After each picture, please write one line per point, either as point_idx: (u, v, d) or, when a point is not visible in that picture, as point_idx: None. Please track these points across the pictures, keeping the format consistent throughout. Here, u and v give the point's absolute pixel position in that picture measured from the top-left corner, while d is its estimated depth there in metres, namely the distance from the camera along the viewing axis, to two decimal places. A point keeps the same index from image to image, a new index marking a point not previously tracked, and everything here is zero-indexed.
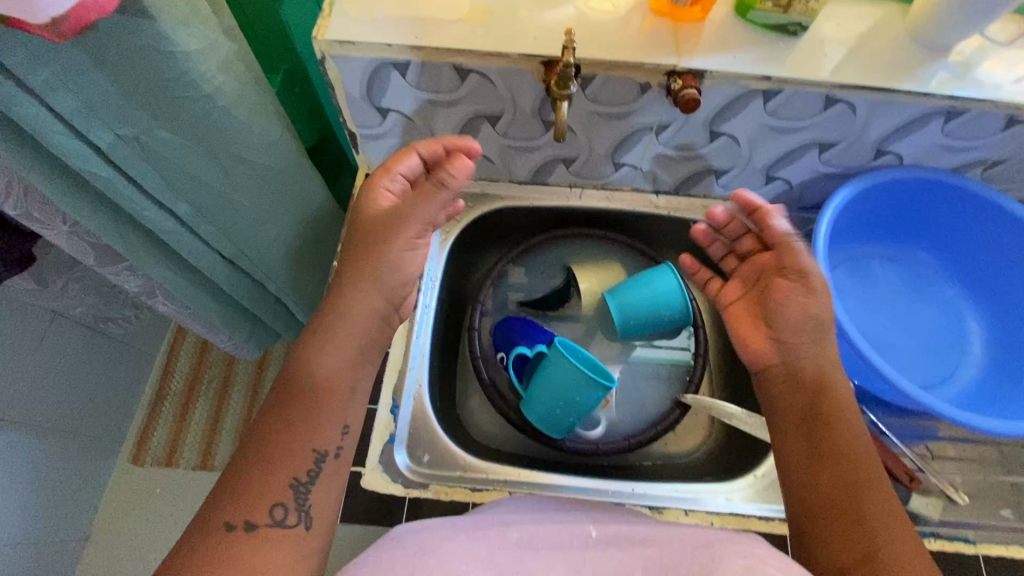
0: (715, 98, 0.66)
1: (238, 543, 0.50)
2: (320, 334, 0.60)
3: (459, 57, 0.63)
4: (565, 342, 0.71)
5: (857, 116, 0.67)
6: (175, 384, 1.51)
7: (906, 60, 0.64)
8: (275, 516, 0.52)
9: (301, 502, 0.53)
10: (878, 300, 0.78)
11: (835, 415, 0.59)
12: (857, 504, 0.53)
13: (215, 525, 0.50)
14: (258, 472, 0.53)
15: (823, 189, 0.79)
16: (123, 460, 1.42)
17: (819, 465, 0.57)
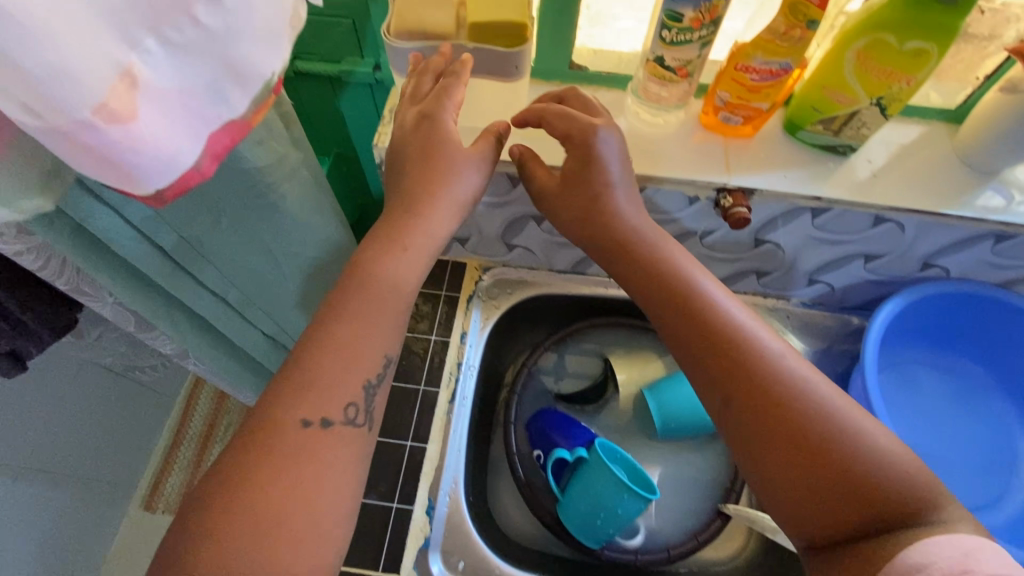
0: (766, 211, 0.66)
1: (308, 439, 0.49)
2: (387, 232, 0.55)
3: (513, 167, 0.65)
4: (605, 442, 0.71)
5: (905, 235, 0.67)
6: (192, 429, 1.51)
7: (954, 183, 0.65)
8: (346, 416, 0.51)
9: (368, 404, 0.52)
10: (924, 410, 0.76)
11: (751, 386, 0.50)
12: (839, 484, 0.46)
13: (291, 419, 0.49)
14: (334, 369, 0.51)
15: (865, 293, 0.78)
16: (134, 507, 1.41)
17: (778, 452, 0.48)
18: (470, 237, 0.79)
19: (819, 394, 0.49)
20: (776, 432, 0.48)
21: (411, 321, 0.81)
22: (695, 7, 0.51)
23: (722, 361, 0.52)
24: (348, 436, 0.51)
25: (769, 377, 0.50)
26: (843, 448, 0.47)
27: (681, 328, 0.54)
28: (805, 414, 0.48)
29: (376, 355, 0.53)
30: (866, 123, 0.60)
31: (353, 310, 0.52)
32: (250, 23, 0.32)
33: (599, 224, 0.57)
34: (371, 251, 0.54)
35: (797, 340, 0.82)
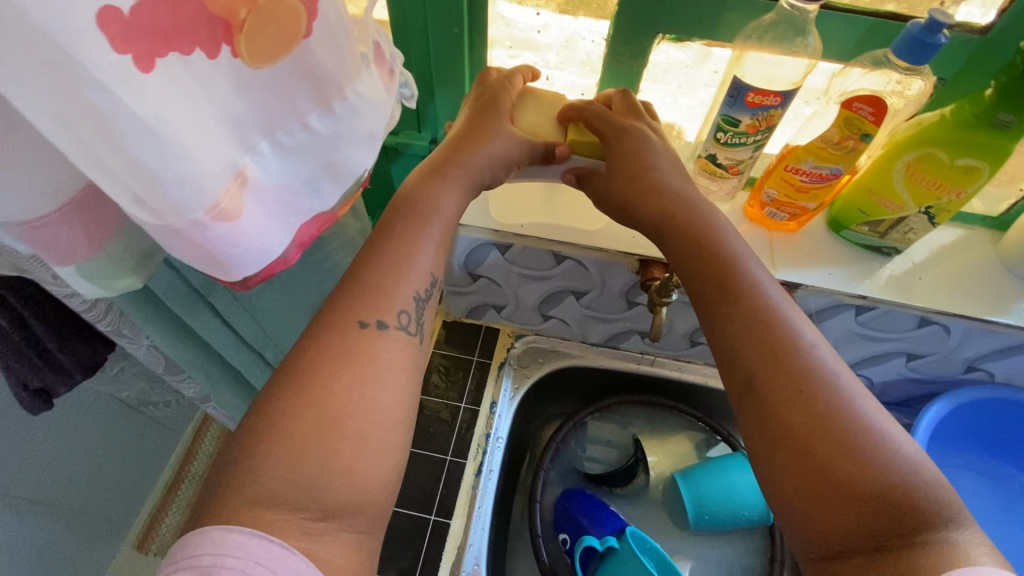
0: (809, 305, 0.66)
1: (361, 345, 0.43)
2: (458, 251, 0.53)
3: (559, 247, 0.66)
4: (635, 530, 0.70)
5: (950, 337, 0.66)
6: (196, 467, 1.49)
7: (999, 289, 0.65)
8: (397, 322, 0.45)
9: (420, 317, 0.47)
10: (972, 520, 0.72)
11: (794, 361, 0.44)
12: (856, 484, 0.39)
13: (347, 322, 0.44)
14: (387, 277, 0.46)
15: (905, 389, 0.77)
16: (128, 546, 1.37)
17: (790, 439, 0.42)
18: (507, 306, 0.80)
19: (849, 390, 0.43)
20: (791, 415, 0.42)
21: (441, 387, 0.80)
22: (752, 115, 0.53)
23: (742, 330, 0.47)
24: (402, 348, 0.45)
25: (794, 358, 0.44)
26: (865, 448, 0.40)
27: (737, 295, 0.48)
28: (829, 403, 0.42)
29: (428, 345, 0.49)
30: (914, 229, 0.61)
31: (405, 230, 0.49)
32: (354, 131, 0.35)
33: (634, 177, 0.54)
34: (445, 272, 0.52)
35: None
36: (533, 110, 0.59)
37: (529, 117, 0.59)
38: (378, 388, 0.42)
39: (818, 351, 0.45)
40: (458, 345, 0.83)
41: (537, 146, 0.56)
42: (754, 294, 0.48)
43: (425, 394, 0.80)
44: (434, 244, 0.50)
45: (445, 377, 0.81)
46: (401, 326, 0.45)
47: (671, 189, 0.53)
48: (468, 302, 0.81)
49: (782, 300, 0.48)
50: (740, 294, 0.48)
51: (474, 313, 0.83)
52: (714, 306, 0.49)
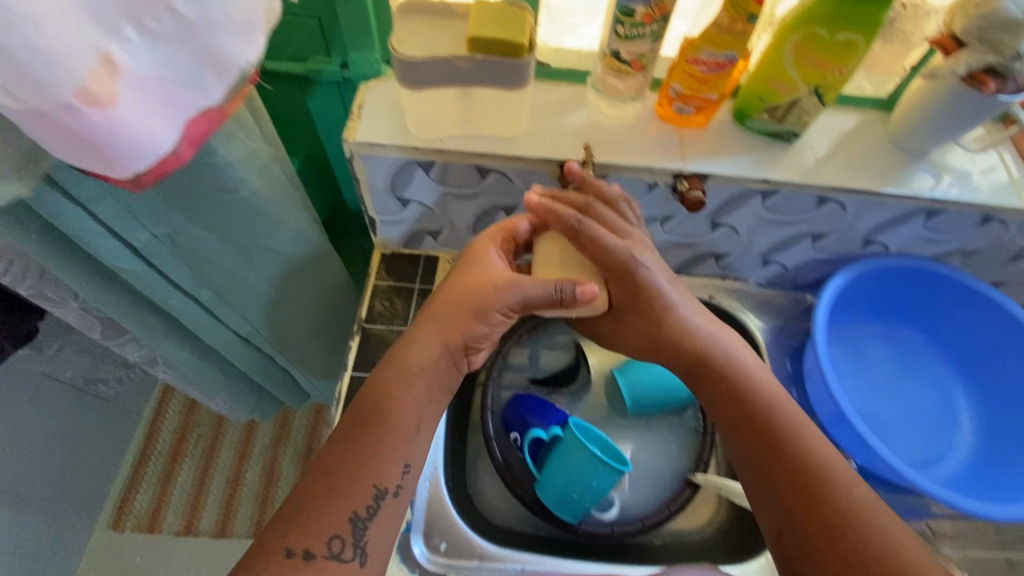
0: (721, 195, 0.70)
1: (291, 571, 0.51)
2: (383, 424, 0.58)
3: (481, 158, 0.67)
4: (579, 421, 0.74)
5: (847, 213, 0.72)
6: (162, 442, 1.62)
7: (889, 164, 0.70)
8: (332, 548, 0.53)
9: (357, 539, 0.54)
10: (874, 375, 0.80)
11: (788, 440, 0.59)
12: (829, 537, 0.53)
13: (275, 550, 0.52)
14: (326, 499, 0.54)
15: (815, 272, 0.84)
16: (103, 526, 1.51)
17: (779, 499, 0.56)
18: (441, 230, 0.81)
19: (828, 460, 0.57)
20: (782, 474, 0.57)
21: (386, 315, 0.82)
22: (645, 3, 0.55)
23: (746, 418, 0.61)
24: (326, 570, 0.52)
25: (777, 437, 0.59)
26: (843, 508, 0.54)
27: (744, 388, 0.62)
28: (815, 473, 0.56)
29: (369, 497, 0.55)
30: (806, 111, 0.65)
31: (374, 437, 0.57)
32: (226, 18, 0.34)
33: (635, 298, 0.63)
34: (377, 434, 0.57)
35: (754, 318, 0.86)
36: (547, 253, 0.61)
37: (545, 252, 0.62)
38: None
39: (808, 428, 0.60)
40: (399, 274, 0.84)
41: (551, 294, 0.58)
42: (760, 386, 0.63)
43: (370, 322, 0.81)
44: (377, 441, 0.57)
45: (390, 305, 0.82)
46: (336, 553, 0.53)
47: (667, 297, 0.64)
48: (401, 231, 0.81)
49: (765, 382, 0.63)
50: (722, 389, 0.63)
51: (410, 242, 0.84)
52: (707, 393, 0.64)
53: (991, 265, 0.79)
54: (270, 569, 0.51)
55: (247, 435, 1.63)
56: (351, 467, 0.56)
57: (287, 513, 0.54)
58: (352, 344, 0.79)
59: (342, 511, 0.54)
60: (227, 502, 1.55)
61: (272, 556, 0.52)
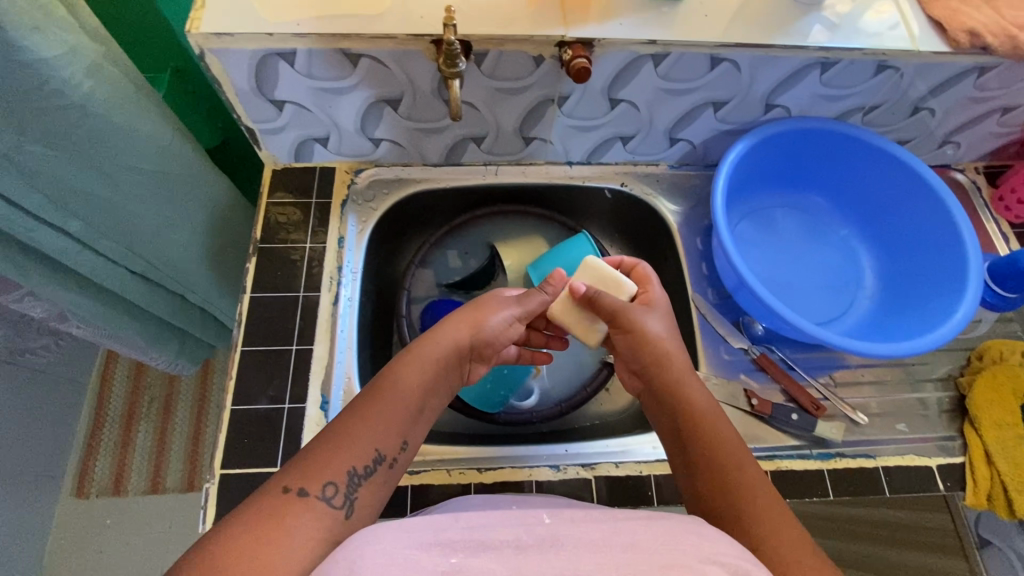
0: (611, 64, 0.67)
1: (281, 510, 0.44)
2: (376, 396, 0.54)
3: (345, 41, 0.61)
4: None
5: (742, 73, 0.69)
6: (114, 407, 1.58)
7: (782, 16, 0.67)
8: (326, 496, 0.46)
9: (350, 493, 0.47)
10: (779, 246, 0.82)
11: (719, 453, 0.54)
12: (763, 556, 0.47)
13: (273, 488, 0.46)
14: (334, 452, 0.49)
15: (724, 146, 0.82)
16: (66, 495, 1.50)
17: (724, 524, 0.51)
18: (331, 136, 0.76)
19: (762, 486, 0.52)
20: (713, 490, 0.52)
21: (285, 233, 0.77)
22: None
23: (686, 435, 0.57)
24: (318, 518, 0.45)
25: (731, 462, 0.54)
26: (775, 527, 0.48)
27: (682, 409, 0.58)
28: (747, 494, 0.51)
29: (368, 455, 0.50)
30: None
31: (387, 405, 0.53)
32: None
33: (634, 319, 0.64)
34: (386, 403, 0.53)
35: (667, 202, 0.85)
36: None
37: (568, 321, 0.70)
38: (285, 539, 0.42)
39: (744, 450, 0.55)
40: (296, 190, 0.80)
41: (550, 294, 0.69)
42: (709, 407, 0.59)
43: (268, 243, 0.77)
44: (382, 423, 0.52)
45: (287, 222, 0.78)
46: (327, 500, 0.46)
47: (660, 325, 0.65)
48: (288, 140, 0.76)
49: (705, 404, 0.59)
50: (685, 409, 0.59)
51: (302, 153, 0.79)
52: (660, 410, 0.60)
53: (894, 119, 0.79)
54: (265, 507, 0.44)
55: (200, 392, 1.60)
56: (359, 425, 0.51)
57: (305, 453, 0.49)
58: (249, 266, 0.75)
59: (343, 463, 0.48)
60: (190, 456, 1.55)
61: (268, 493, 0.45)
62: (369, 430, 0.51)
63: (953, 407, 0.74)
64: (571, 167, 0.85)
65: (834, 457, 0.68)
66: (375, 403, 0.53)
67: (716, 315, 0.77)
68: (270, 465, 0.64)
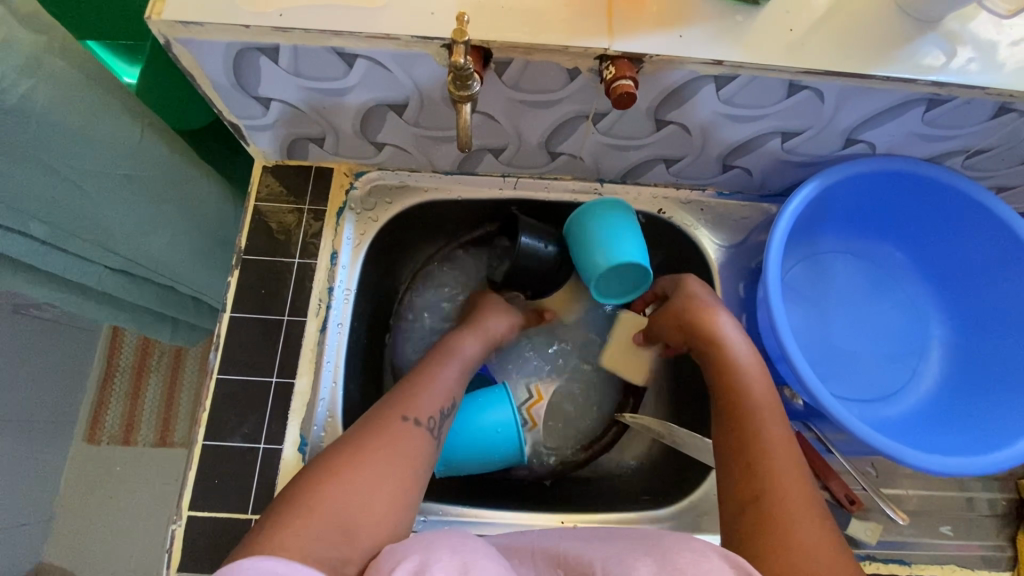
0: (659, 83, 0.54)
1: (398, 431, 0.53)
2: (443, 351, 0.64)
3: (337, 39, 0.50)
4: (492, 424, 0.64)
5: (824, 104, 0.56)
6: (124, 359, 1.44)
7: (888, 36, 0.52)
8: (428, 424, 0.55)
9: (441, 427, 0.57)
10: (834, 300, 0.71)
11: (745, 424, 0.56)
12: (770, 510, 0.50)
13: (390, 418, 0.54)
14: (427, 391, 0.58)
15: (788, 177, 0.69)
16: (77, 440, 1.41)
17: (743, 492, 0.52)
18: (326, 137, 0.66)
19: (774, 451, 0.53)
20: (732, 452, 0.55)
21: (272, 243, 0.69)
22: None
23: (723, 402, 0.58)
24: (422, 441, 0.53)
25: (771, 443, 0.54)
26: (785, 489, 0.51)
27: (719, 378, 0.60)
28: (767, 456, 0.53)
29: (447, 397, 0.59)
30: None
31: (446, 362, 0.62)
32: None
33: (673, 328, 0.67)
34: (443, 360, 0.63)
35: (709, 235, 0.74)
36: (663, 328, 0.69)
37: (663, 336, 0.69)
38: (394, 452, 0.51)
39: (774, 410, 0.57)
40: (287, 192, 0.71)
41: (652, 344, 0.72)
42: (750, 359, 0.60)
43: (252, 254, 0.68)
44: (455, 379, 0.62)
45: (277, 229, 0.69)
46: (429, 428, 0.55)
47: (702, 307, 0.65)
48: (277, 137, 0.66)
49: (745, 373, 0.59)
50: (749, 376, 0.58)
51: (294, 151, 0.69)
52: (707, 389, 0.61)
53: (1003, 164, 0.65)
54: (373, 436, 0.52)
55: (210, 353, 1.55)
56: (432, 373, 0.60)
57: (396, 394, 0.57)
58: (230, 280, 0.67)
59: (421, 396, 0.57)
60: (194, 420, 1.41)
61: (384, 425, 0.53)
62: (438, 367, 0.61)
63: (1008, 511, 0.65)
64: (602, 185, 0.74)
65: (864, 561, 0.61)
66: (439, 362, 0.62)
67: None
68: (241, 510, 0.60)
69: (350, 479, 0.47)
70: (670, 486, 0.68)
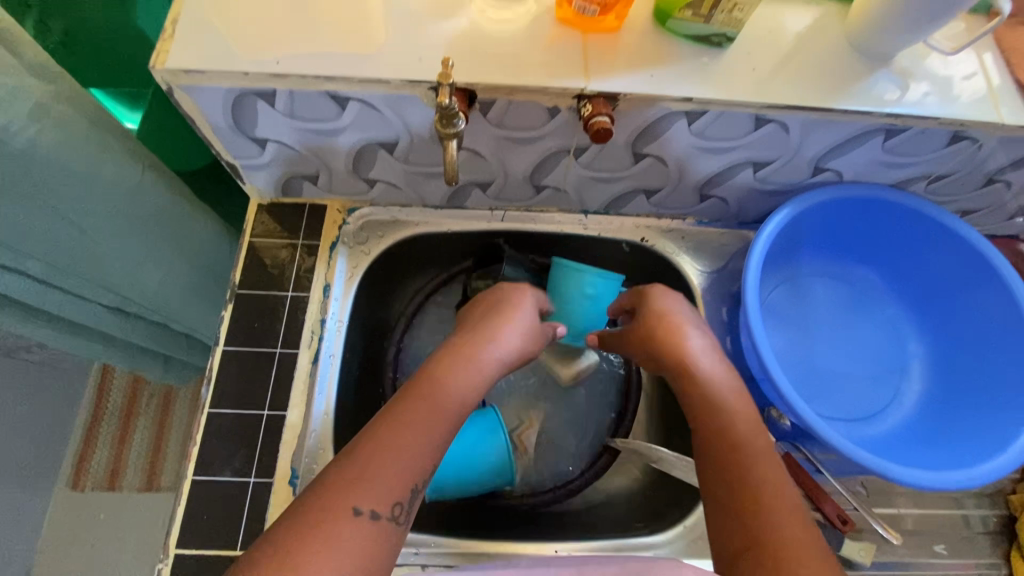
0: (635, 118, 0.57)
1: (343, 522, 0.41)
2: (424, 394, 0.51)
3: (331, 83, 0.53)
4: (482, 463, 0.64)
5: (790, 136, 0.60)
6: (113, 401, 1.41)
7: (844, 73, 0.57)
8: (390, 514, 0.43)
9: (411, 506, 0.45)
10: (814, 322, 0.73)
11: (755, 498, 0.47)
12: None
13: (340, 506, 0.42)
14: (394, 456, 0.46)
15: (762, 205, 0.73)
16: (61, 487, 1.36)
17: (729, 552, 0.45)
18: (320, 175, 0.69)
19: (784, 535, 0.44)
20: (739, 526, 0.46)
21: (267, 277, 0.70)
22: None
23: (722, 457, 0.51)
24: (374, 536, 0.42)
25: (783, 530, 0.44)
26: None
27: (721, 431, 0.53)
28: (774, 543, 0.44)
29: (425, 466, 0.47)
30: (739, 5, 0.51)
31: (429, 406, 0.50)
32: None
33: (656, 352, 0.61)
34: (423, 404, 0.50)
35: (692, 261, 0.76)
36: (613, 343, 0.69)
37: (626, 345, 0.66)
38: (330, 551, 0.40)
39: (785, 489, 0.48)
40: (282, 228, 0.73)
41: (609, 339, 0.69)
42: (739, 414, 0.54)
43: (246, 288, 0.70)
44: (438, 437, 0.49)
45: (271, 264, 0.71)
46: (391, 517, 0.43)
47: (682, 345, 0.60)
48: (272, 176, 0.69)
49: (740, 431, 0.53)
50: (732, 409, 0.54)
51: (289, 190, 0.72)
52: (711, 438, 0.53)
53: (963, 189, 0.68)
54: (313, 525, 0.40)
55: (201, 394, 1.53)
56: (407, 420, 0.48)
57: (357, 451, 0.46)
58: (224, 314, 0.68)
59: (387, 462, 0.45)
60: (182, 463, 1.37)
61: (334, 512, 0.41)
62: (414, 406, 0.50)
63: (1000, 528, 0.65)
64: (586, 216, 0.76)
65: None
66: (420, 406, 0.50)
67: None
68: (230, 547, 0.59)
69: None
70: (664, 512, 0.68)
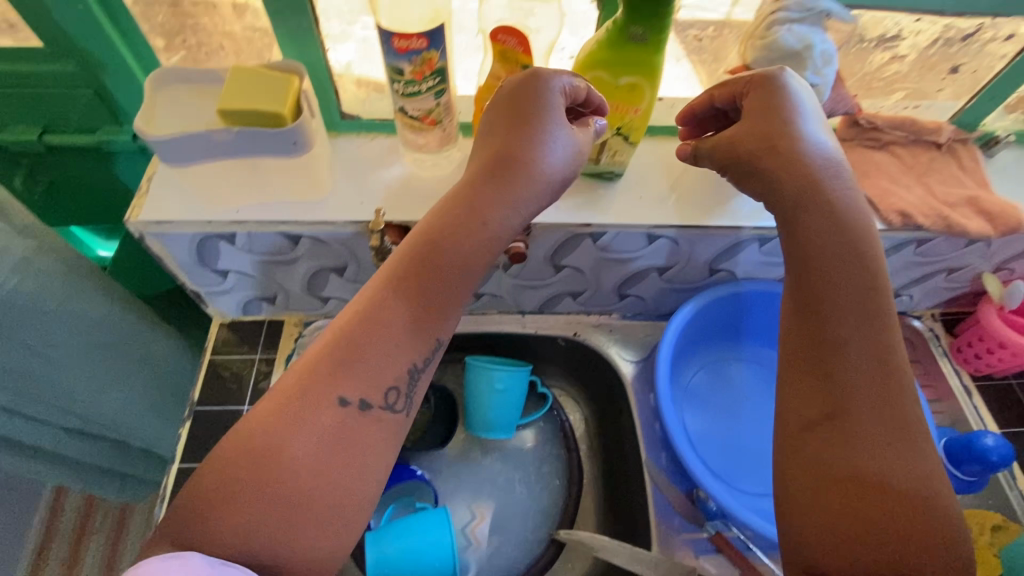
0: (546, 240, 0.67)
1: (339, 404, 0.46)
2: (428, 265, 0.50)
3: (284, 225, 0.62)
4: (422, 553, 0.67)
5: (680, 247, 0.70)
6: (63, 524, 1.35)
7: (715, 197, 0.69)
8: (389, 397, 0.48)
9: (409, 390, 0.49)
10: (733, 403, 0.80)
11: (834, 370, 0.48)
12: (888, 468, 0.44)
13: (328, 397, 0.46)
14: (382, 339, 0.48)
15: (675, 300, 0.83)
16: None
17: (811, 414, 0.48)
18: (277, 296, 0.76)
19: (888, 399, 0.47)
20: (816, 398, 0.48)
21: (225, 392, 0.75)
22: (408, 61, 0.53)
23: (807, 332, 0.50)
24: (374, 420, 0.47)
25: (874, 398, 0.47)
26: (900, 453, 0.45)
27: (811, 301, 0.51)
28: (883, 407, 0.46)
29: (424, 349, 0.49)
30: (617, 151, 0.63)
31: (442, 277, 0.50)
32: None
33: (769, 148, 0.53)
34: (430, 274, 0.50)
35: (621, 352, 0.84)
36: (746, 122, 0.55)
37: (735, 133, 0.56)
38: (327, 430, 0.45)
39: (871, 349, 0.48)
40: (241, 344, 0.79)
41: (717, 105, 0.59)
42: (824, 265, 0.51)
43: (204, 403, 0.74)
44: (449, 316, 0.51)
45: (228, 378, 0.76)
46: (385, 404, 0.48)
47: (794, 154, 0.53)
48: (234, 299, 0.76)
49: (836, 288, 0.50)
50: (831, 276, 0.50)
51: (249, 309, 0.79)
52: (804, 318, 0.51)
53: None
54: (317, 412, 0.45)
55: None
56: (405, 297, 0.49)
57: (355, 339, 0.47)
58: (182, 431, 0.72)
59: (382, 348, 0.48)
60: None
61: (325, 403, 0.46)
62: (419, 280, 0.50)
63: None
64: (523, 316, 0.85)
65: None
66: (432, 270, 0.50)
67: (667, 483, 0.74)
68: None
69: (273, 466, 0.43)
70: None
